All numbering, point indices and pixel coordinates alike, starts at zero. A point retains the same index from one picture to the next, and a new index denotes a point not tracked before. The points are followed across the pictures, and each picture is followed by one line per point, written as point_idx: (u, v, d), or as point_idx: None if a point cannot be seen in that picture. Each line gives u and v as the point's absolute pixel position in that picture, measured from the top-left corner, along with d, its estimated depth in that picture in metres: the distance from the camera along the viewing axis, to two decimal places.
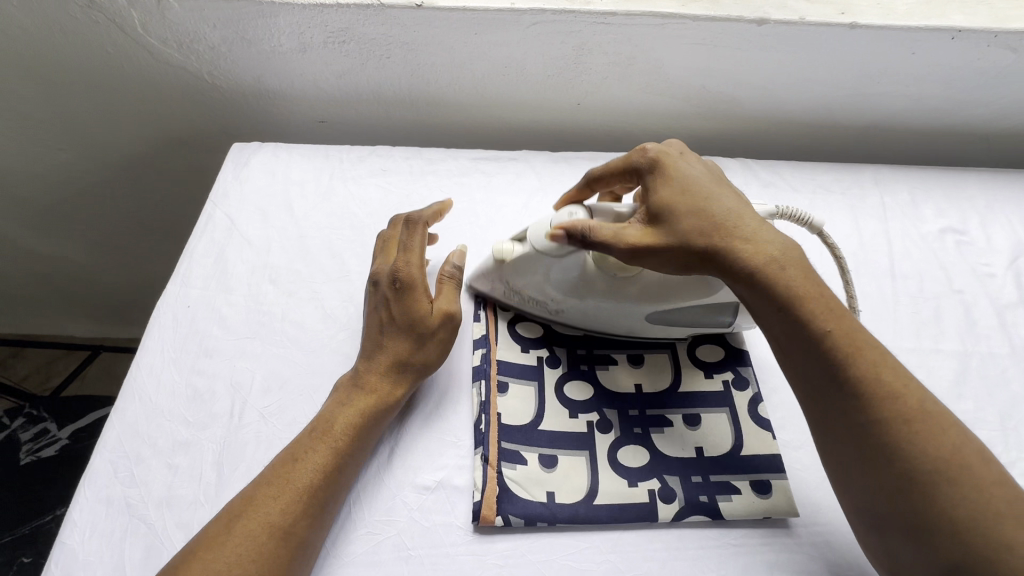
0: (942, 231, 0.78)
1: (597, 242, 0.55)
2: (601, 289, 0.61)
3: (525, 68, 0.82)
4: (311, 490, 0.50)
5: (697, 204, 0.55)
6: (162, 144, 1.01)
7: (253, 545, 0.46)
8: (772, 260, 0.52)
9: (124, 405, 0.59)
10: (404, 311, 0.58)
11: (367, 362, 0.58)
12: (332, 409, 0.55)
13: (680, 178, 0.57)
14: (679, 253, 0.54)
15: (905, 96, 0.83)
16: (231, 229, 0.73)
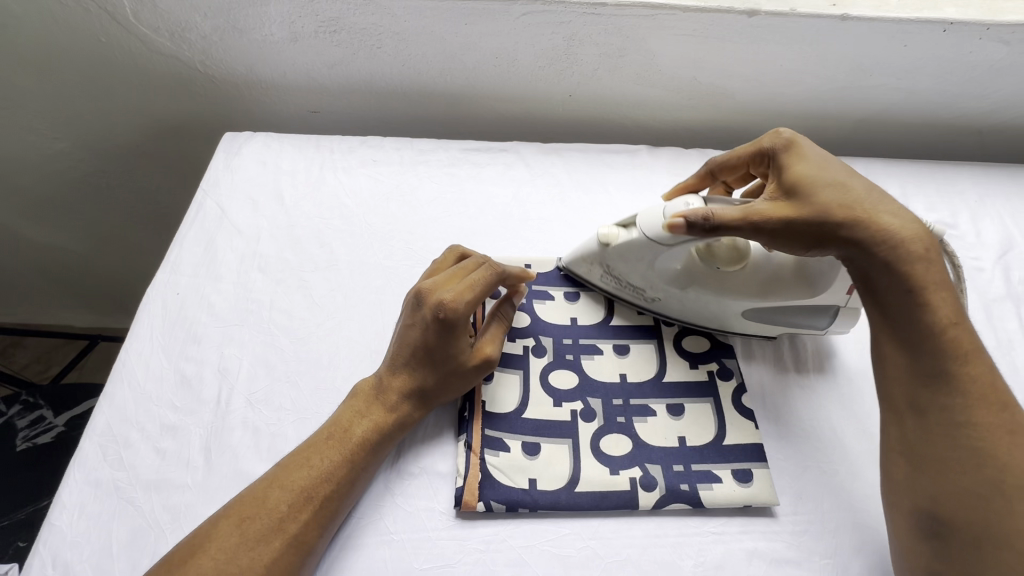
0: (932, 225, 0.78)
1: (722, 225, 0.54)
2: (701, 279, 0.62)
3: (515, 59, 0.82)
4: (320, 495, 0.50)
5: (835, 184, 0.54)
6: (156, 134, 1.01)
7: (267, 551, 0.47)
8: (915, 245, 0.51)
9: (113, 389, 0.60)
10: (440, 350, 0.56)
11: (391, 380, 0.57)
12: (350, 415, 0.55)
13: (818, 159, 0.56)
14: (811, 228, 0.53)
15: (897, 89, 0.83)
16: (221, 218, 0.74)
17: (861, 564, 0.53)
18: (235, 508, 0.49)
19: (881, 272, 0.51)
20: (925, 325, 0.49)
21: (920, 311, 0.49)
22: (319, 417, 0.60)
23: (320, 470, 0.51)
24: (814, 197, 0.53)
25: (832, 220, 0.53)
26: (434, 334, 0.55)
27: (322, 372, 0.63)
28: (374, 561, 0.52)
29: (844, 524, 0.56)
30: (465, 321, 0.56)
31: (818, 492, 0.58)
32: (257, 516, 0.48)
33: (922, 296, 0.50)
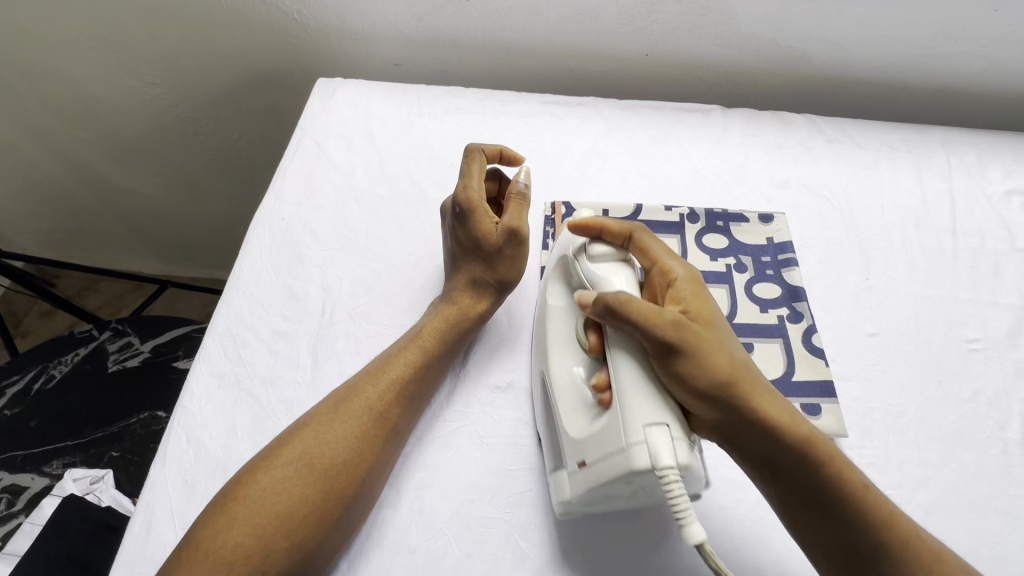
0: (1008, 193, 0.79)
1: (633, 324, 0.46)
2: (562, 344, 0.56)
3: (599, 17, 0.84)
4: (404, 380, 0.57)
5: (730, 353, 0.48)
6: (245, 82, 1.07)
7: (357, 422, 0.53)
8: (792, 448, 0.47)
9: (230, 297, 0.67)
10: (471, 234, 0.64)
11: (449, 283, 0.65)
12: (431, 322, 0.62)
13: (722, 339, 0.49)
14: (694, 382, 0.45)
15: (981, 58, 0.83)
16: (319, 154, 0.79)
17: (927, 496, 0.56)
18: (335, 394, 0.56)
19: (733, 436, 0.48)
20: (797, 477, 0.47)
21: (779, 459, 0.47)
22: None
23: (403, 372, 0.57)
24: (702, 356, 0.46)
25: (723, 388, 0.46)
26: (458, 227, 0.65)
27: (415, 295, 0.68)
28: (468, 459, 0.57)
29: (909, 458, 0.58)
30: (475, 200, 0.63)
31: (887, 430, 0.60)
32: (349, 402, 0.54)
33: (795, 454, 0.47)
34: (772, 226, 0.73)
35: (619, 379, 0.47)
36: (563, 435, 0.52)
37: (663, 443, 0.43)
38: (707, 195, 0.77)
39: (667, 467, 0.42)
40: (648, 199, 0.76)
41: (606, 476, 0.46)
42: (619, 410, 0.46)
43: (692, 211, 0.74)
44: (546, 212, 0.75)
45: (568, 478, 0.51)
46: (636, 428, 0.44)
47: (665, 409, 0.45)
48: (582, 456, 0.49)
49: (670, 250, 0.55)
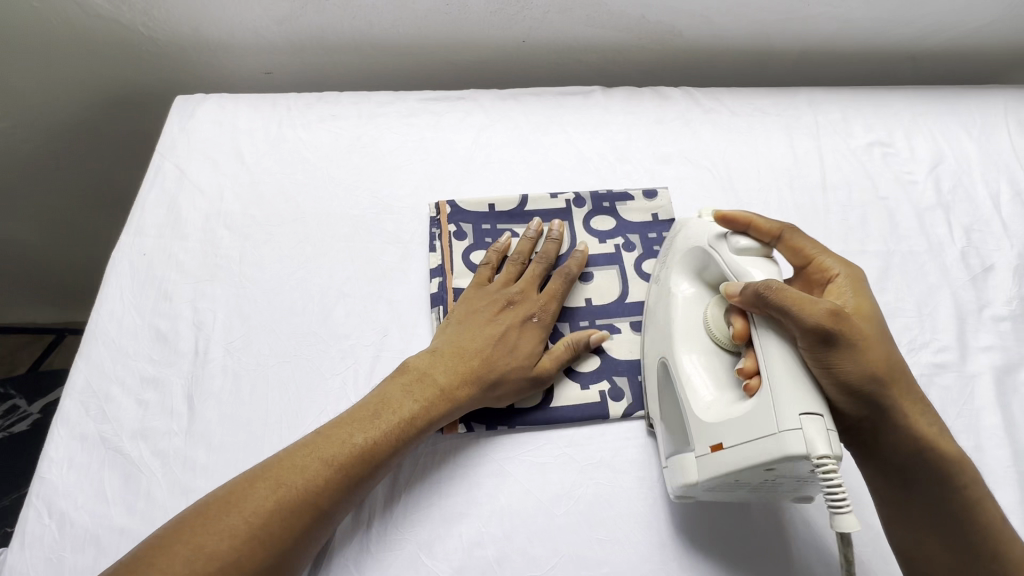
0: (870, 145, 0.83)
1: (795, 313, 0.46)
2: (686, 331, 0.56)
3: (467, 5, 0.82)
4: (356, 470, 0.50)
5: (887, 349, 0.49)
6: (96, 104, 0.96)
7: (289, 511, 0.47)
8: (921, 442, 0.49)
9: (89, 349, 0.61)
10: (519, 340, 0.60)
11: (457, 369, 0.58)
12: (397, 394, 0.55)
13: (880, 333, 0.49)
14: (851, 378, 0.46)
15: (835, 17, 0.87)
16: (181, 180, 0.73)
17: None
18: (272, 469, 0.49)
19: (870, 429, 0.50)
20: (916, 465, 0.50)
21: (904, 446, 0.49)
22: (298, 358, 0.61)
23: (355, 445, 0.51)
24: (860, 352, 0.46)
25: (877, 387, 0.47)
26: (517, 325, 0.61)
27: (299, 319, 0.64)
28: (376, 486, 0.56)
29: None
30: (548, 319, 0.62)
31: None
32: (286, 485, 0.48)
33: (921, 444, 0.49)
34: (656, 202, 0.74)
35: (770, 363, 0.46)
36: (691, 421, 0.51)
37: (820, 434, 0.43)
38: (592, 178, 0.78)
39: (825, 456, 0.42)
40: (534, 189, 0.76)
41: (750, 462, 0.45)
42: (772, 397, 0.45)
43: (578, 195, 0.74)
44: (431, 213, 0.72)
45: (695, 461, 0.50)
46: (793, 416, 0.43)
47: (820, 400, 0.44)
48: (718, 441, 0.48)
49: (824, 248, 0.56)
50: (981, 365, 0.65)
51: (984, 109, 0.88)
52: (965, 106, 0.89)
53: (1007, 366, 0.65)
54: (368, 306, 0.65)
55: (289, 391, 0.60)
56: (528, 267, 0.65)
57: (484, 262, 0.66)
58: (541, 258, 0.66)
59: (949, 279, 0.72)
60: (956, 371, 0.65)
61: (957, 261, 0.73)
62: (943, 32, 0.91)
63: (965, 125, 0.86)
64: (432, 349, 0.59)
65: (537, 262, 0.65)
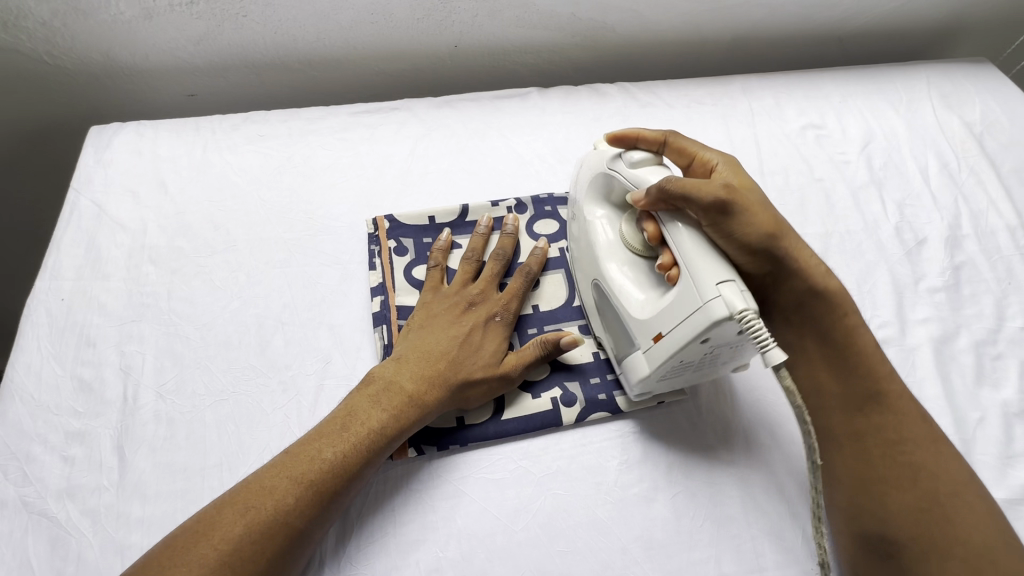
0: (804, 128, 0.85)
1: (687, 195, 0.51)
2: (608, 248, 0.60)
3: (392, 15, 0.80)
4: (329, 488, 0.49)
5: (771, 210, 0.54)
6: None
7: (264, 534, 0.46)
8: (812, 287, 0.55)
9: (4, 408, 0.56)
10: (481, 341, 0.59)
11: (422, 372, 0.56)
12: (365, 404, 0.54)
13: (765, 200, 0.55)
14: (742, 232, 0.52)
15: (761, 4, 0.88)
16: (100, 216, 0.69)
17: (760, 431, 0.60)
18: (242, 494, 0.48)
19: (771, 284, 0.55)
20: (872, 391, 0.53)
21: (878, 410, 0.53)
22: (236, 395, 0.59)
23: (326, 460, 0.50)
24: (750, 215, 0.52)
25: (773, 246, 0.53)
26: (481, 326, 0.60)
27: (236, 353, 0.61)
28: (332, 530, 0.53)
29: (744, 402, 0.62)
30: (509, 318, 0.62)
31: (721, 382, 0.63)
32: (257, 511, 0.47)
33: (892, 404, 0.53)
34: None
35: (682, 249, 0.51)
36: (630, 322, 0.56)
37: (736, 294, 0.47)
38: (533, 181, 0.77)
39: (744, 312, 0.46)
40: (475, 198, 0.75)
41: (686, 339, 0.49)
42: (690, 273, 0.50)
43: (519, 201, 0.73)
44: (369, 230, 0.70)
45: (643, 357, 0.55)
46: (710, 286, 0.48)
47: (729, 268, 0.49)
48: (657, 331, 0.53)
49: (704, 145, 0.60)
50: (920, 337, 0.67)
51: (908, 86, 0.91)
52: (891, 83, 0.91)
53: (945, 335, 0.67)
54: (308, 334, 0.63)
55: (228, 430, 0.57)
56: (487, 266, 0.64)
57: (433, 264, 0.65)
58: (499, 257, 0.65)
59: (886, 255, 0.73)
60: (897, 346, 0.66)
61: (892, 237, 0.75)
62: (865, 13, 0.93)
63: (892, 103, 0.89)
64: (397, 356, 0.58)
65: (495, 260, 0.65)
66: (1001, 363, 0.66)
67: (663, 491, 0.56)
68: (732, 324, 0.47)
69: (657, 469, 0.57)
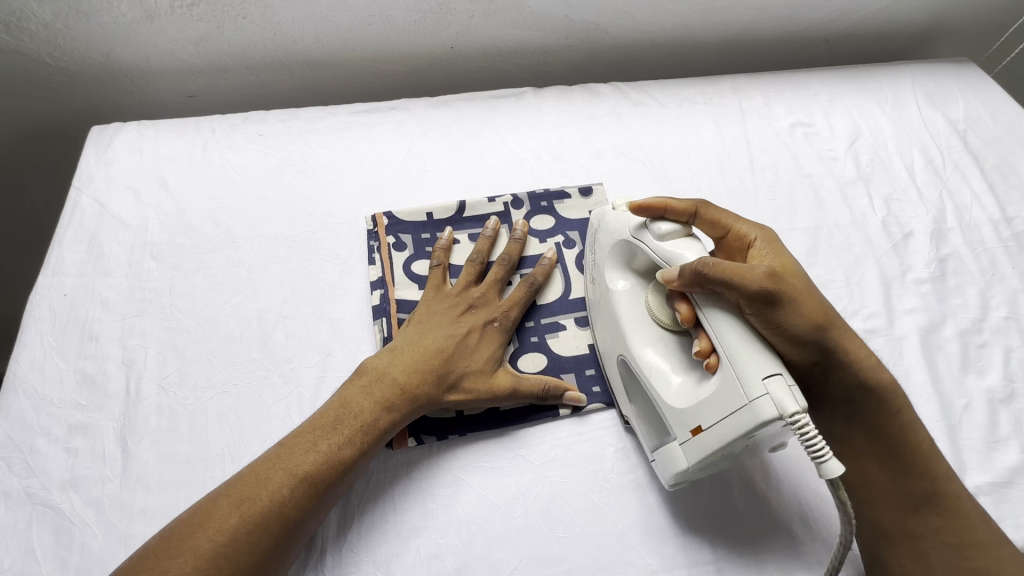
0: (792, 126, 0.87)
1: (730, 282, 0.49)
2: (635, 323, 0.58)
3: (389, 16, 0.81)
4: (323, 478, 0.50)
5: (820, 298, 0.53)
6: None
7: (260, 523, 0.47)
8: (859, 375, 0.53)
9: (7, 401, 0.57)
10: (477, 346, 0.60)
11: (416, 368, 0.57)
12: (358, 395, 0.55)
13: (807, 282, 0.53)
14: (791, 322, 0.50)
15: (750, 6, 0.90)
16: (101, 213, 0.70)
17: None
18: (239, 483, 0.49)
19: (816, 373, 0.54)
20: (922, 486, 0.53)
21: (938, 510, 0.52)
22: (238, 387, 0.60)
23: (321, 452, 0.51)
24: (798, 303, 0.50)
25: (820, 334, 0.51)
26: (479, 331, 0.61)
27: (237, 347, 0.62)
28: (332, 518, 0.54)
29: None
30: (507, 326, 0.63)
31: None
32: (253, 500, 0.47)
33: (954, 506, 0.52)
34: (592, 199, 0.75)
35: (723, 338, 0.50)
36: (665, 411, 0.54)
37: (785, 392, 0.46)
38: (529, 179, 0.78)
39: (795, 413, 0.45)
40: (472, 194, 0.76)
41: (732, 437, 0.48)
42: (734, 368, 0.48)
43: (515, 197, 0.74)
44: (368, 226, 0.71)
45: (679, 448, 0.52)
46: (757, 383, 0.46)
47: (775, 360, 0.48)
48: (697, 423, 0.51)
49: (737, 217, 0.59)
50: (907, 327, 0.69)
51: (894, 85, 0.93)
52: (877, 83, 0.93)
53: (931, 325, 0.69)
54: (309, 327, 0.64)
55: (230, 422, 0.58)
56: (492, 273, 0.65)
57: (435, 262, 0.66)
58: (506, 266, 0.66)
59: (873, 248, 0.75)
60: (885, 335, 0.68)
61: (879, 230, 0.77)
62: (851, 15, 0.95)
63: (878, 102, 0.91)
64: (394, 348, 0.59)
65: (501, 269, 0.65)
66: (986, 351, 0.67)
67: (658, 477, 0.57)
68: (782, 423, 0.46)
69: None
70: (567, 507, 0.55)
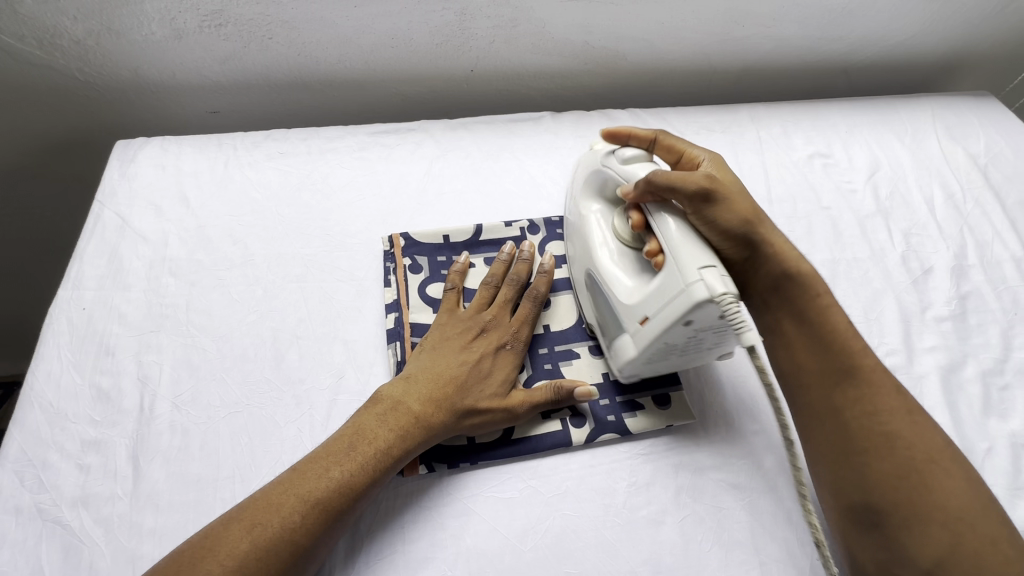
0: (811, 157, 0.86)
1: (669, 185, 0.53)
2: (599, 238, 0.62)
3: (412, 39, 0.82)
4: (335, 506, 0.49)
5: (750, 200, 0.57)
6: (26, 153, 0.91)
7: (270, 551, 0.46)
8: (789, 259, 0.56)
9: (22, 415, 0.57)
10: (490, 369, 0.60)
11: (431, 395, 0.57)
12: (371, 422, 0.54)
13: (742, 189, 0.57)
14: (722, 221, 0.54)
15: (769, 36, 0.90)
16: (122, 228, 0.71)
17: (771, 458, 0.60)
18: (249, 509, 0.48)
19: (749, 269, 0.57)
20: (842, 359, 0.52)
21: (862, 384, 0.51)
22: (251, 408, 0.59)
23: (333, 478, 0.50)
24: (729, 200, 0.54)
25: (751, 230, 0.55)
26: (492, 354, 0.60)
27: (250, 366, 0.62)
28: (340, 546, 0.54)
29: (754, 428, 0.62)
30: (519, 348, 0.62)
31: (730, 406, 0.64)
32: (264, 526, 0.47)
33: (874, 380, 0.51)
34: None
35: (666, 238, 0.52)
36: (618, 308, 0.57)
37: (718, 278, 0.48)
38: (546, 204, 0.78)
39: (723, 294, 0.47)
40: (488, 217, 0.76)
41: (670, 321, 0.50)
42: (672, 261, 0.51)
43: (532, 222, 0.74)
44: (385, 247, 0.71)
45: (630, 339, 0.56)
46: (692, 270, 0.49)
47: (711, 252, 0.50)
48: (642, 315, 0.54)
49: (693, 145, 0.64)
50: (927, 366, 0.68)
51: (914, 118, 0.93)
52: (896, 115, 0.93)
53: (952, 364, 0.68)
54: (323, 348, 0.64)
55: (242, 443, 0.57)
56: (501, 292, 0.65)
57: (450, 285, 0.66)
58: (514, 284, 0.65)
59: (893, 283, 0.74)
60: (905, 374, 0.67)
61: (898, 265, 0.76)
62: (870, 47, 0.95)
63: (898, 134, 0.90)
64: (408, 375, 0.58)
65: (509, 288, 0.65)
66: (1009, 394, 0.66)
67: (671, 514, 0.56)
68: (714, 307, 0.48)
69: (666, 492, 0.58)
70: (578, 542, 0.54)
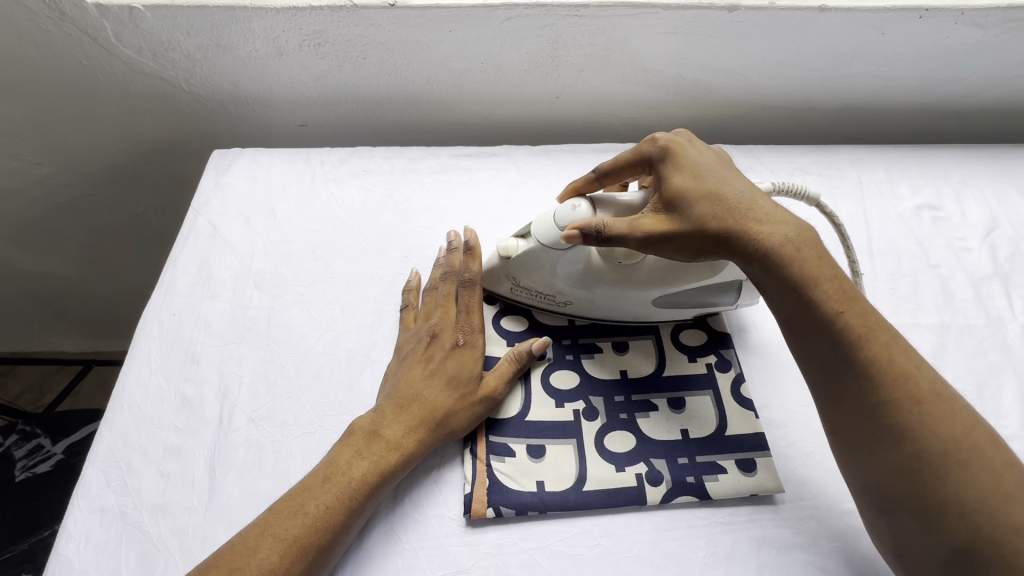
0: (918, 208, 0.80)
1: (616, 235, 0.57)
2: (620, 280, 0.63)
3: (501, 64, 0.82)
4: (316, 544, 0.49)
5: (717, 194, 0.55)
6: (132, 155, 0.97)
7: None
8: (786, 242, 0.51)
9: (113, 416, 0.60)
10: (456, 368, 0.59)
11: (400, 412, 0.56)
12: (346, 456, 0.54)
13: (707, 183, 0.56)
14: (690, 238, 0.55)
15: (878, 76, 0.84)
16: (214, 236, 0.74)
17: (868, 545, 0.55)
18: (227, 554, 0.48)
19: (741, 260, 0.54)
20: (832, 360, 0.48)
21: (847, 379, 0.47)
22: (323, 430, 0.60)
23: (310, 513, 0.50)
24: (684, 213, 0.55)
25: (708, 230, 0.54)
26: (447, 354, 0.59)
27: (325, 386, 0.62)
28: None
29: (848, 508, 0.57)
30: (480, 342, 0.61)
31: (820, 479, 0.58)
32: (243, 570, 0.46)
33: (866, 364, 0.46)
34: None
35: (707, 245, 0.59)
36: (719, 282, 0.63)
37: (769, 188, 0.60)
38: None
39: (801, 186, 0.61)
40: None
41: None
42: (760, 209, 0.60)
43: None
44: None
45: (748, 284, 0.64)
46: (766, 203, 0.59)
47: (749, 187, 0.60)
48: None
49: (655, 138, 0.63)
50: None
51: None
52: (1019, 167, 0.85)
53: None
54: None
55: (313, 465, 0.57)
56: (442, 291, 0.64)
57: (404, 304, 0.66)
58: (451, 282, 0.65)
59: (1012, 357, 0.67)
60: None
61: (1020, 337, 0.68)
62: (990, 92, 0.87)
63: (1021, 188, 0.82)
64: (377, 406, 0.58)
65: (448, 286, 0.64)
66: None
67: None
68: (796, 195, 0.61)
69: (747, 568, 0.53)
70: None
